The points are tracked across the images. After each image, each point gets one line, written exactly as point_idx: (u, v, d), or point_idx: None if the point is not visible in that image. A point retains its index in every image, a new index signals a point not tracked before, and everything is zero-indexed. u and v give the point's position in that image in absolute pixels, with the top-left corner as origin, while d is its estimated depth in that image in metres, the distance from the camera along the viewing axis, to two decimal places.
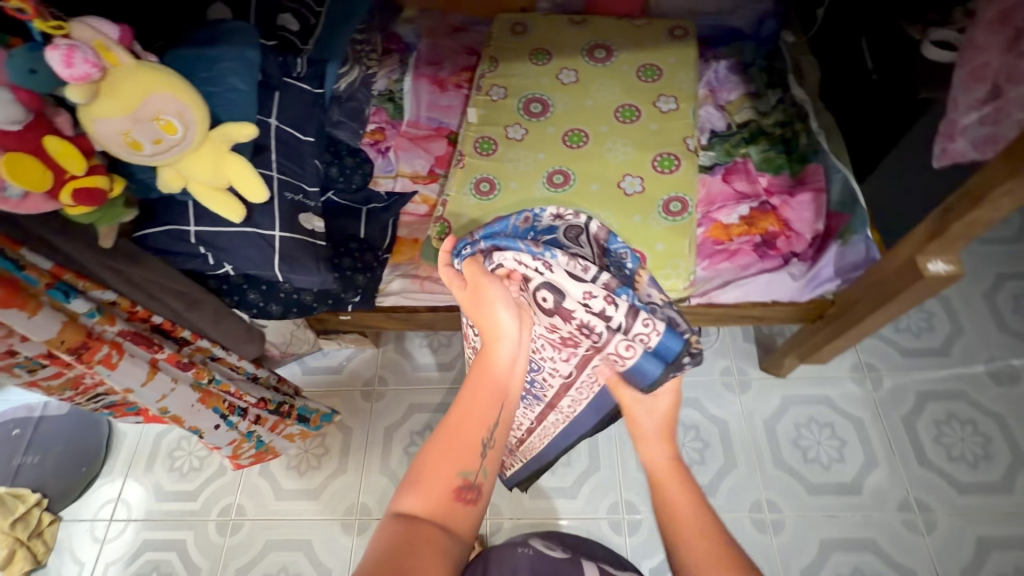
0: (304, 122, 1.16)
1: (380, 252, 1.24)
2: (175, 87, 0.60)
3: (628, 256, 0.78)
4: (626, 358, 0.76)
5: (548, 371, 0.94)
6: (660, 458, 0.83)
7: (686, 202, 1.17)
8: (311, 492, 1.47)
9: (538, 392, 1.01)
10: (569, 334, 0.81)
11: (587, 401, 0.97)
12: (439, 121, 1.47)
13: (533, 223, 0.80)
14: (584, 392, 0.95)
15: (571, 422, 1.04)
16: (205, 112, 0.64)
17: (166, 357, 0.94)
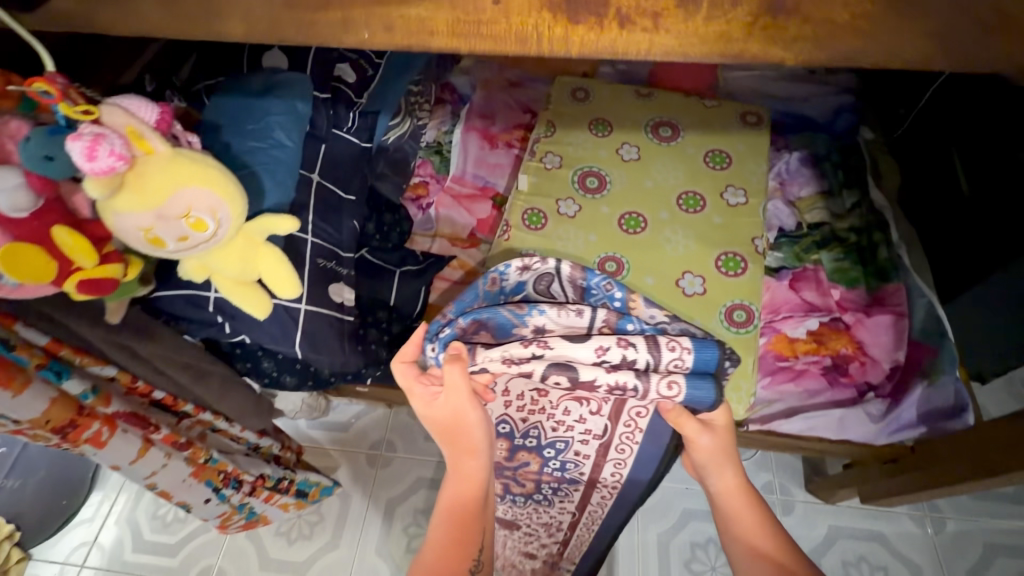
0: (348, 179, 1.08)
1: (410, 323, 1.14)
2: (215, 180, 0.51)
3: (614, 285, 0.73)
4: (673, 399, 0.67)
5: (582, 445, 0.94)
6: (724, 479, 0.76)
7: (750, 310, 1.06)
8: (298, 565, 1.34)
9: (574, 475, 0.99)
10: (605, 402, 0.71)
11: (632, 466, 0.95)
12: (485, 180, 1.39)
13: (500, 285, 0.74)
14: (622, 453, 0.93)
15: (618, 495, 1.01)
16: (244, 207, 0.55)
17: (161, 437, 0.83)
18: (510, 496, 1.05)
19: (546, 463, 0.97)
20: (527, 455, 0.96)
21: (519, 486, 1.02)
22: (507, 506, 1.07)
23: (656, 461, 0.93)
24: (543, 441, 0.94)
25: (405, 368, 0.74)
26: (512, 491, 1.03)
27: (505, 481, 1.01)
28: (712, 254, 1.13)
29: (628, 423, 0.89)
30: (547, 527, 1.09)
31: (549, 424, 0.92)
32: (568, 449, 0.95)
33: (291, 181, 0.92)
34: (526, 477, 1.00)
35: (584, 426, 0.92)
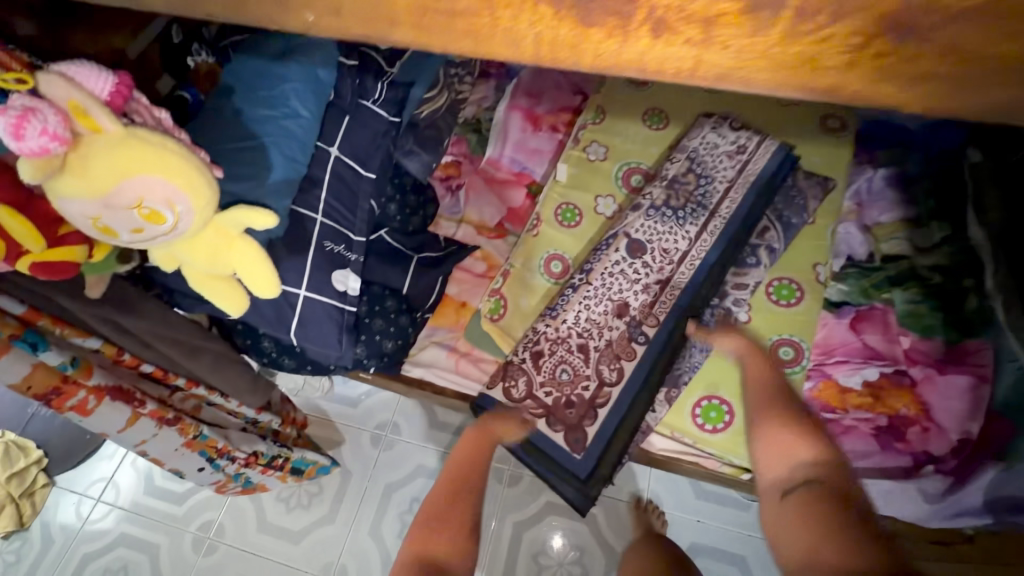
0: (368, 154, 0.99)
1: (419, 314, 1.09)
2: (168, 167, 0.53)
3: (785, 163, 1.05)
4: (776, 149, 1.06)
5: (719, 181, 1.04)
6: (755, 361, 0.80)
7: (799, 348, 0.93)
8: (292, 533, 1.35)
9: (705, 201, 1.03)
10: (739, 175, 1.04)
11: (745, 202, 1.02)
12: (523, 166, 1.29)
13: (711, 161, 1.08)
14: (748, 188, 1.02)
15: (706, 251, 0.98)
16: (204, 196, 0.57)
17: (149, 412, 0.80)
18: (646, 207, 1.04)
19: (698, 185, 1.05)
20: (692, 175, 1.05)
21: (660, 201, 1.04)
22: (643, 217, 1.02)
23: (761, 194, 1.02)
24: (703, 168, 1.06)
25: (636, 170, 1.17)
26: (667, 202, 1.03)
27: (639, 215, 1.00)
28: (764, 279, 0.98)
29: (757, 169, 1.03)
30: (654, 263, 0.98)
31: (712, 160, 1.06)
32: (712, 182, 1.04)
33: (302, 157, 0.87)
34: (681, 194, 1.04)
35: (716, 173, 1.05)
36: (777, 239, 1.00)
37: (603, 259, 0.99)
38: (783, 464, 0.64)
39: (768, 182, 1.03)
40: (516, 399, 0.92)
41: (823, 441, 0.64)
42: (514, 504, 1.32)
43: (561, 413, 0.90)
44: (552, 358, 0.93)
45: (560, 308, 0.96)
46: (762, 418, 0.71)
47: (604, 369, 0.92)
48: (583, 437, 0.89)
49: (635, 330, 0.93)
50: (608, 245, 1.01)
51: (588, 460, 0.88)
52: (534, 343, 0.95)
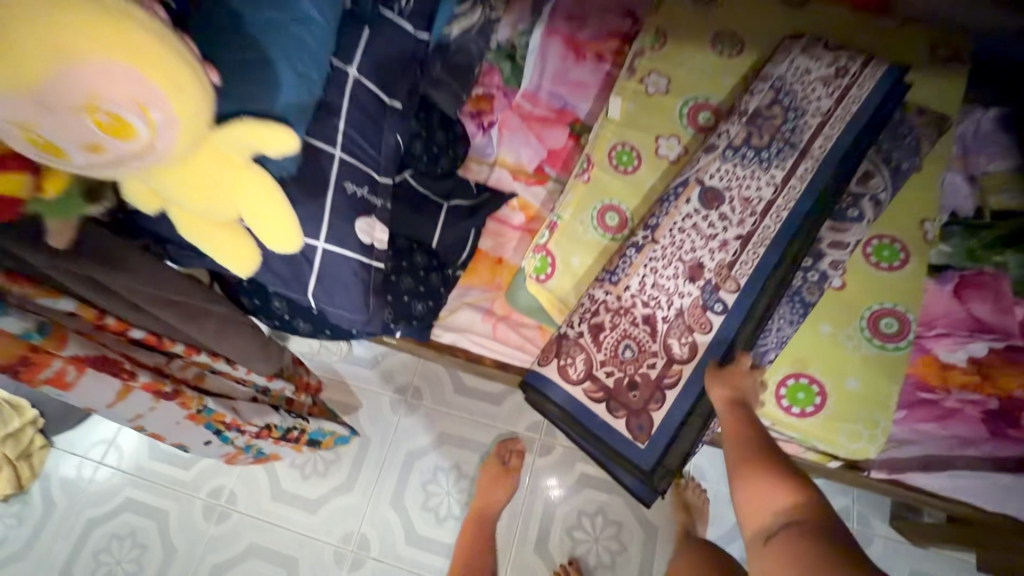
0: (395, 80, 0.82)
1: (449, 271, 0.95)
2: (122, 51, 0.41)
3: (894, 90, 0.86)
4: (879, 79, 0.87)
5: (812, 117, 0.87)
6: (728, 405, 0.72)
7: (905, 319, 0.79)
8: (309, 502, 1.26)
9: (794, 141, 0.86)
10: (835, 111, 0.86)
11: (842, 140, 0.85)
12: (565, 102, 1.13)
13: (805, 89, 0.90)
14: (848, 126, 0.85)
15: (793, 204, 0.81)
16: (183, 96, 0.45)
17: (142, 384, 0.67)
18: (722, 148, 0.88)
19: (785, 123, 0.88)
20: (779, 110, 0.89)
21: (740, 142, 0.88)
22: (719, 161, 0.87)
23: (863, 132, 0.85)
24: (791, 102, 0.89)
25: (706, 103, 0.99)
26: (748, 143, 0.87)
27: (713, 173, 0.86)
28: (863, 236, 0.83)
29: (859, 101, 0.86)
30: (734, 215, 0.83)
31: (802, 93, 0.89)
32: (803, 117, 0.87)
33: (317, 77, 0.69)
34: (765, 133, 0.87)
35: (805, 109, 0.88)
36: (882, 187, 0.84)
37: (671, 213, 0.85)
38: (764, 512, 0.61)
39: (871, 118, 0.85)
40: (574, 380, 0.81)
41: (795, 483, 0.61)
42: (546, 475, 1.24)
43: (624, 396, 0.78)
44: (615, 331, 0.81)
45: (623, 272, 0.83)
46: (738, 467, 0.67)
47: (674, 344, 0.79)
48: (647, 424, 0.76)
49: (710, 296, 0.79)
50: (677, 193, 0.86)
51: (652, 451, 0.76)
52: (593, 314, 0.82)
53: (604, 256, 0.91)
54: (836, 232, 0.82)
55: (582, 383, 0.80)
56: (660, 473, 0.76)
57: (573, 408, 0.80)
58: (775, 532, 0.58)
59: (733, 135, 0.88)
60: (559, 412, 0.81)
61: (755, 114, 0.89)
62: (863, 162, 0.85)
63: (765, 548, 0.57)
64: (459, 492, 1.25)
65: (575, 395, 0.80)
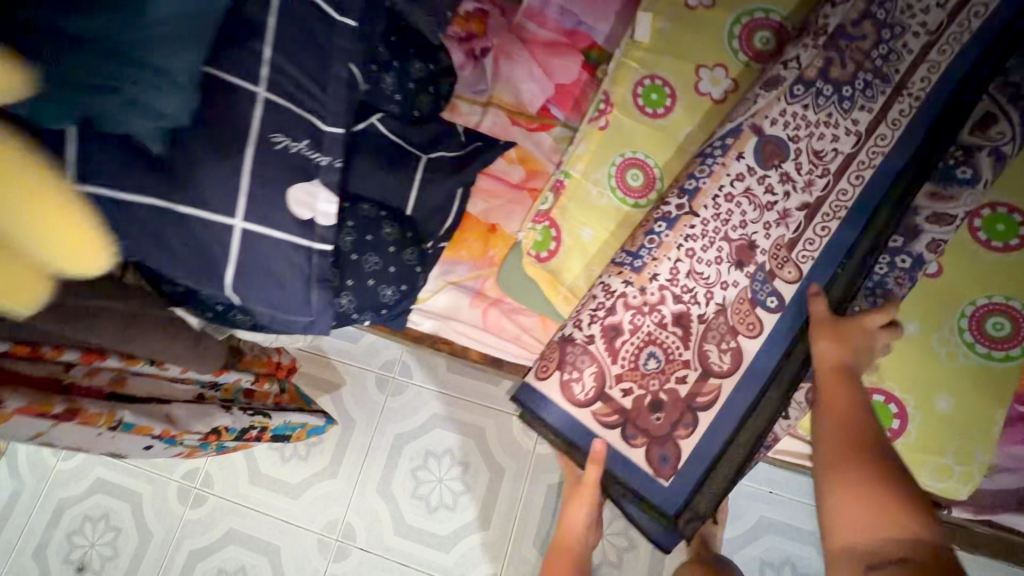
0: None
1: (430, 244, 0.76)
2: None
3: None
4: None
5: (914, 38, 0.63)
6: (830, 381, 0.56)
7: (1022, 317, 0.60)
8: (290, 488, 1.16)
9: (888, 72, 0.63)
10: (942, 35, 0.63)
11: (952, 72, 0.63)
12: (578, 21, 0.90)
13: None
14: (962, 53, 0.62)
15: (878, 166, 0.62)
16: None
17: (20, 408, 0.52)
18: (789, 83, 0.65)
19: (877, 47, 0.64)
20: (869, 28, 0.64)
21: (815, 74, 0.64)
22: (784, 102, 0.64)
23: (984, 59, 0.62)
24: (887, 16, 0.64)
25: (764, 21, 0.74)
26: (825, 76, 0.64)
27: (777, 119, 0.64)
28: (971, 207, 0.62)
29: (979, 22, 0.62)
30: (799, 176, 0.62)
31: (903, 2, 0.64)
32: (903, 38, 0.63)
33: None
34: (849, 61, 0.64)
35: (904, 26, 0.64)
36: (1007, 137, 0.62)
37: (716, 173, 0.63)
38: (868, 528, 0.48)
39: (994, 40, 0.62)
40: (581, 402, 0.61)
41: (911, 503, 0.48)
42: (551, 464, 1.11)
43: (644, 419, 0.60)
44: (636, 335, 0.62)
45: (648, 256, 0.63)
46: (835, 461, 0.52)
47: (711, 352, 0.61)
48: (673, 455, 0.60)
49: (761, 286, 0.61)
50: (724, 147, 0.64)
51: (680, 489, 0.60)
52: (607, 312, 0.62)
53: (624, 226, 0.71)
54: (937, 201, 0.62)
55: (590, 406, 0.61)
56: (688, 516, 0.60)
57: (577, 435, 0.62)
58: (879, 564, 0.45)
59: (805, 63, 0.65)
60: (557, 439, 0.62)
61: (837, 34, 0.65)
62: (979, 104, 0.63)
63: None
64: (453, 480, 1.13)
65: (578, 418, 0.61)
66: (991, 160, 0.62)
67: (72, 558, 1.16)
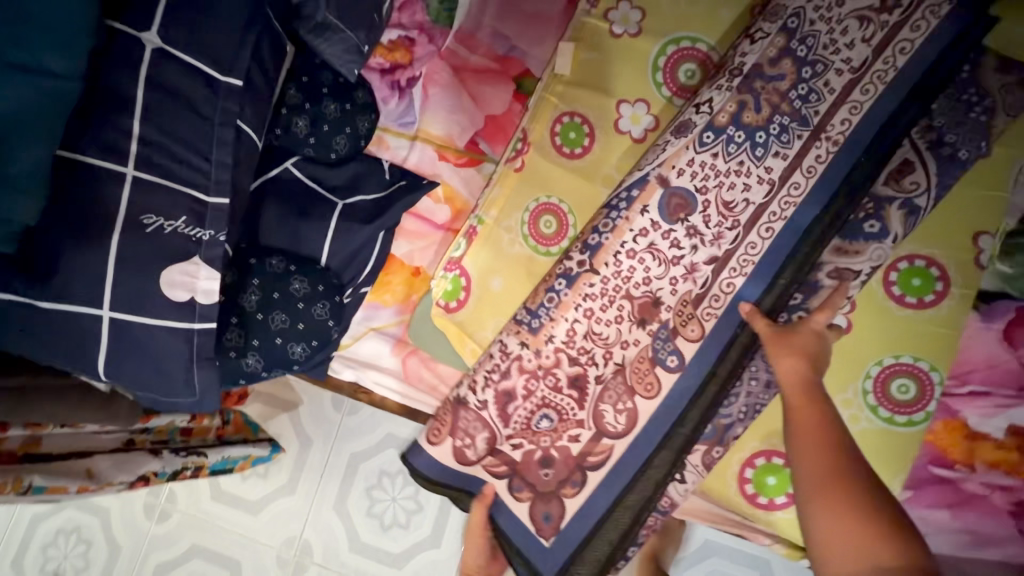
0: (225, 46, 0.58)
1: (347, 294, 0.75)
2: None
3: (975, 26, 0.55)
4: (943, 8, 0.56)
5: (837, 76, 0.58)
6: (799, 403, 0.55)
7: (925, 376, 0.64)
8: (250, 504, 1.20)
9: (807, 115, 0.59)
10: (863, 73, 0.58)
11: (875, 115, 0.57)
12: (510, 45, 0.86)
13: (832, 27, 0.59)
14: (884, 95, 0.57)
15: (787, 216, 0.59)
16: None
17: None
18: (700, 129, 0.62)
19: (795, 87, 0.59)
20: (788, 66, 0.60)
21: (726, 120, 0.61)
22: (692, 150, 0.61)
23: (907, 103, 0.56)
24: (808, 52, 0.59)
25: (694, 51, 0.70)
26: (737, 121, 0.61)
27: (684, 171, 0.61)
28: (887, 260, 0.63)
29: (903, 58, 0.57)
30: (707, 229, 0.61)
31: (827, 36, 0.59)
32: (824, 77, 0.59)
33: (61, 67, 0.46)
34: (764, 103, 0.60)
35: (827, 62, 0.59)
36: (921, 188, 0.59)
37: (619, 229, 0.63)
38: (856, 558, 0.47)
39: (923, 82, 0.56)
40: (472, 461, 0.67)
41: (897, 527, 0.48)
42: None
43: (532, 473, 0.66)
44: (530, 399, 0.65)
45: (546, 316, 0.64)
46: (820, 486, 0.51)
47: (607, 413, 0.62)
48: (557, 513, 0.63)
49: (662, 345, 0.61)
50: (630, 197, 0.63)
51: (559, 548, 0.63)
52: (503, 375, 0.66)
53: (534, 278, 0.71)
54: (842, 255, 0.60)
55: (481, 462, 0.67)
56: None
57: (471, 483, 0.69)
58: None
59: (717, 106, 0.61)
60: (450, 489, 0.69)
61: (751, 74, 0.61)
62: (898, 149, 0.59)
63: None
64: (405, 499, 1.15)
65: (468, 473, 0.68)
66: (902, 214, 0.59)
67: (49, 568, 1.21)
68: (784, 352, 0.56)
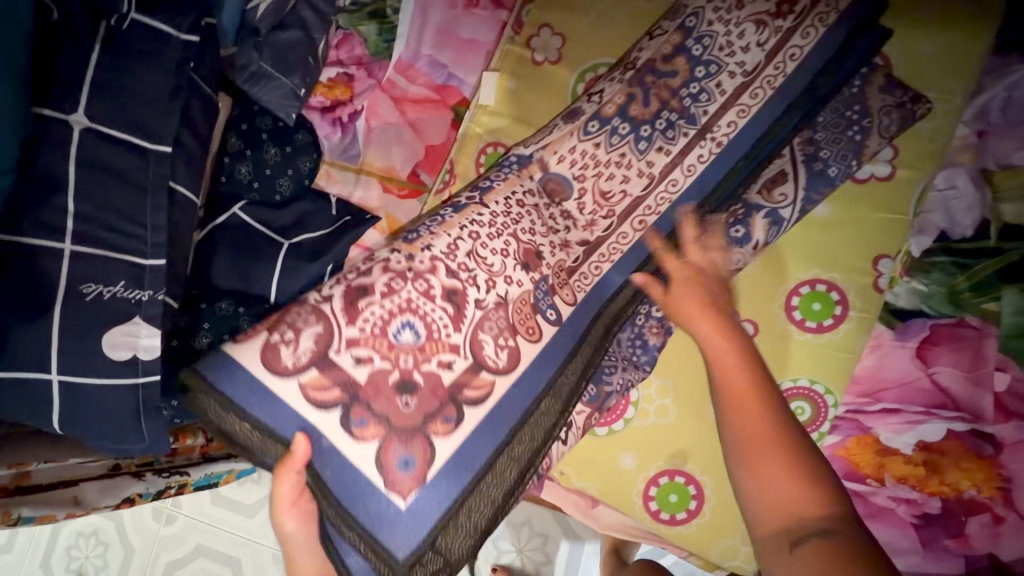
0: (154, 119, 0.62)
1: None
2: None
3: (861, 44, 0.60)
4: (830, 20, 0.59)
5: (729, 78, 0.61)
6: (711, 354, 0.57)
7: (818, 400, 0.67)
8: (246, 507, 1.29)
9: (695, 114, 0.61)
10: (753, 78, 0.60)
11: (759, 119, 0.61)
12: (448, 74, 0.87)
13: (728, 31, 0.61)
14: (770, 102, 0.61)
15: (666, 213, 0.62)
16: None
17: None
18: (587, 117, 0.63)
19: (687, 85, 0.61)
20: (681, 64, 0.62)
21: (613, 111, 0.62)
22: (576, 138, 0.63)
23: (789, 112, 0.61)
24: (704, 52, 0.61)
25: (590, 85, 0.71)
26: (624, 112, 0.62)
27: (578, 152, 0.63)
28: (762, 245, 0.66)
29: (789, 69, 0.60)
30: (581, 215, 0.63)
31: (723, 37, 0.61)
32: (716, 77, 0.61)
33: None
34: (653, 98, 0.62)
35: (724, 62, 0.61)
36: (789, 200, 0.65)
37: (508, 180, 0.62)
38: (782, 505, 0.48)
39: (809, 89, 0.61)
40: (288, 370, 0.45)
41: (814, 467, 0.49)
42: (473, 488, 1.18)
43: (383, 401, 0.46)
44: (393, 299, 0.50)
45: (426, 231, 0.56)
46: (745, 446, 0.51)
47: (488, 347, 0.53)
48: (417, 471, 0.47)
49: (543, 298, 0.59)
50: (519, 164, 0.63)
51: (415, 520, 0.46)
52: (360, 274, 0.52)
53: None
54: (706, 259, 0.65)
55: (298, 375, 0.45)
56: (427, 563, 0.47)
57: (282, 423, 0.44)
58: (800, 539, 0.45)
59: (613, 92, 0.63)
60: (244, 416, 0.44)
61: (646, 66, 0.63)
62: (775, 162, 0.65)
63: (790, 561, 0.44)
64: None
65: (283, 394, 0.44)
66: (765, 223, 0.65)
67: (73, 568, 1.31)
68: (695, 318, 0.58)
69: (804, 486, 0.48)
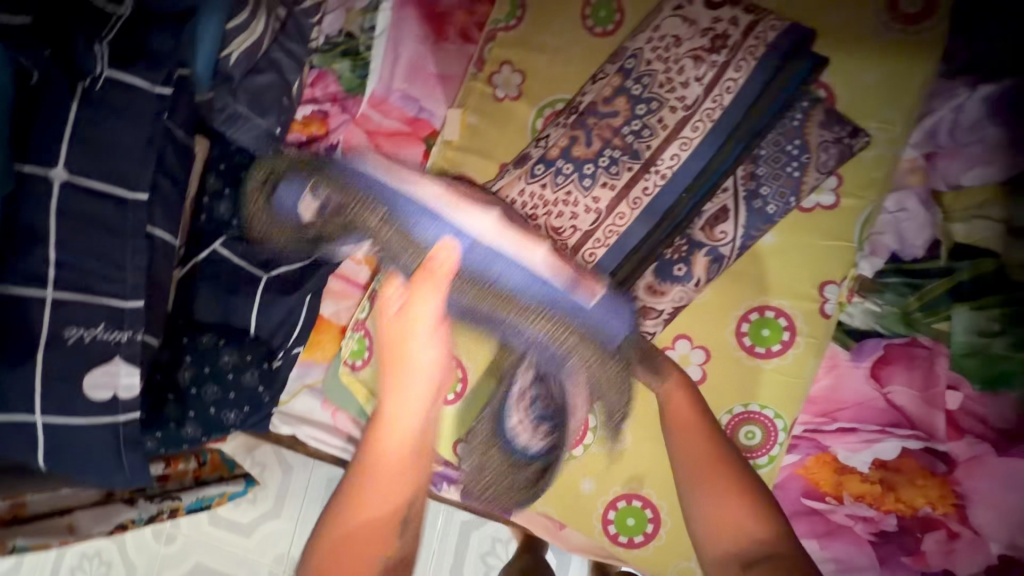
0: (131, 168, 0.65)
1: (278, 357, 0.83)
2: None
3: (797, 73, 0.63)
4: (762, 52, 0.62)
5: (670, 113, 0.63)
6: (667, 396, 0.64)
7: (770, 426, 0.68)
8: (243, 527, 1.31)
9: (638, 149, 0.64)
10: (693, 113, 0.63)
11: (700, 152, 0.63)
12: (419, 107, 0.86)
13: (665, 72, 0.65)
14: (710, 132, 0.62)
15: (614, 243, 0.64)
16: None
17: None
18: (535, 161, 0.68)
19: (629, 123, 0.65)
20: (621, 104, 0.65)
21: (558, 153, 0.67)
22: (524, 181, 0.67)
23: (728, 142, 0.63)
24: (643, 90, 0.65)
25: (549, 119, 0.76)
26: (567, 154, 0.66)
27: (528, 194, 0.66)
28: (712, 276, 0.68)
29: (727, 103, 0.62)
30: None
31: (663, 75, 0.65)
32: (657, 113, 0.64)
33: None
34: (595, 138, 0.65)
35: (662, 99, 0.64)
36: (728, 238, 0.67)
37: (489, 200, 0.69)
38: (733, 531, 0.56)
39: (745, 120, 0.62)
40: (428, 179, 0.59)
41: (758, 496, 0.58)
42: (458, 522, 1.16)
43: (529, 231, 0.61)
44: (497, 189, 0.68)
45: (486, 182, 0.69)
46: (699, 479, 0.59)
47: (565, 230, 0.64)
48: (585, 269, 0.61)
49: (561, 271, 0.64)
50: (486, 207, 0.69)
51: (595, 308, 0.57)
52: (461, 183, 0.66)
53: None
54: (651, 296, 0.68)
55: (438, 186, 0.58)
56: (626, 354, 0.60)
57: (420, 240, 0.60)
58: (753, 563, 0.54)
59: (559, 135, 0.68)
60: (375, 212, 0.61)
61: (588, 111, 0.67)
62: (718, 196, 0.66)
63: None
64: None
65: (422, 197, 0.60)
66: (705, 261, 0.67)
67: None
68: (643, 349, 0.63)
69: (751, 513, 0.57)
